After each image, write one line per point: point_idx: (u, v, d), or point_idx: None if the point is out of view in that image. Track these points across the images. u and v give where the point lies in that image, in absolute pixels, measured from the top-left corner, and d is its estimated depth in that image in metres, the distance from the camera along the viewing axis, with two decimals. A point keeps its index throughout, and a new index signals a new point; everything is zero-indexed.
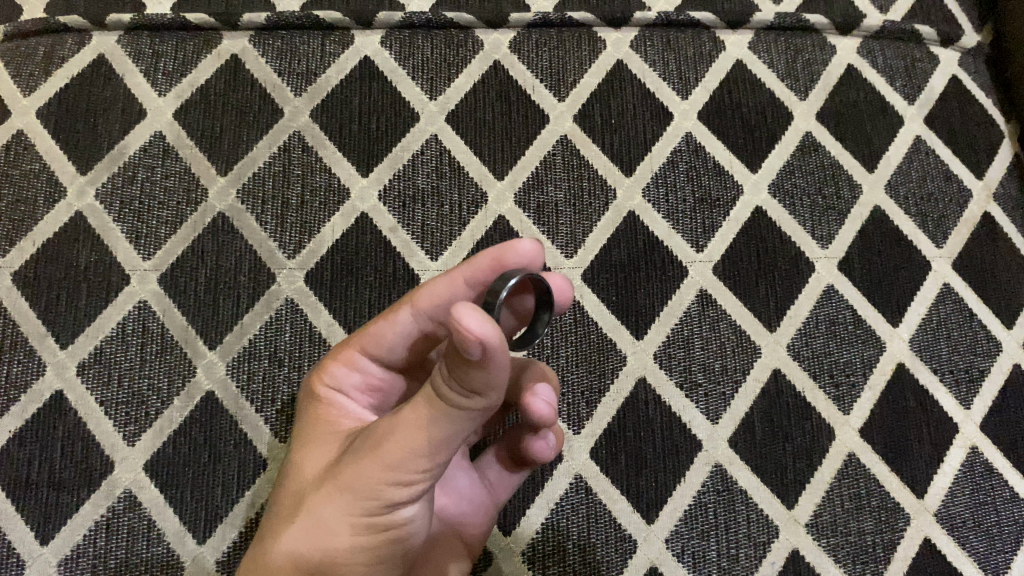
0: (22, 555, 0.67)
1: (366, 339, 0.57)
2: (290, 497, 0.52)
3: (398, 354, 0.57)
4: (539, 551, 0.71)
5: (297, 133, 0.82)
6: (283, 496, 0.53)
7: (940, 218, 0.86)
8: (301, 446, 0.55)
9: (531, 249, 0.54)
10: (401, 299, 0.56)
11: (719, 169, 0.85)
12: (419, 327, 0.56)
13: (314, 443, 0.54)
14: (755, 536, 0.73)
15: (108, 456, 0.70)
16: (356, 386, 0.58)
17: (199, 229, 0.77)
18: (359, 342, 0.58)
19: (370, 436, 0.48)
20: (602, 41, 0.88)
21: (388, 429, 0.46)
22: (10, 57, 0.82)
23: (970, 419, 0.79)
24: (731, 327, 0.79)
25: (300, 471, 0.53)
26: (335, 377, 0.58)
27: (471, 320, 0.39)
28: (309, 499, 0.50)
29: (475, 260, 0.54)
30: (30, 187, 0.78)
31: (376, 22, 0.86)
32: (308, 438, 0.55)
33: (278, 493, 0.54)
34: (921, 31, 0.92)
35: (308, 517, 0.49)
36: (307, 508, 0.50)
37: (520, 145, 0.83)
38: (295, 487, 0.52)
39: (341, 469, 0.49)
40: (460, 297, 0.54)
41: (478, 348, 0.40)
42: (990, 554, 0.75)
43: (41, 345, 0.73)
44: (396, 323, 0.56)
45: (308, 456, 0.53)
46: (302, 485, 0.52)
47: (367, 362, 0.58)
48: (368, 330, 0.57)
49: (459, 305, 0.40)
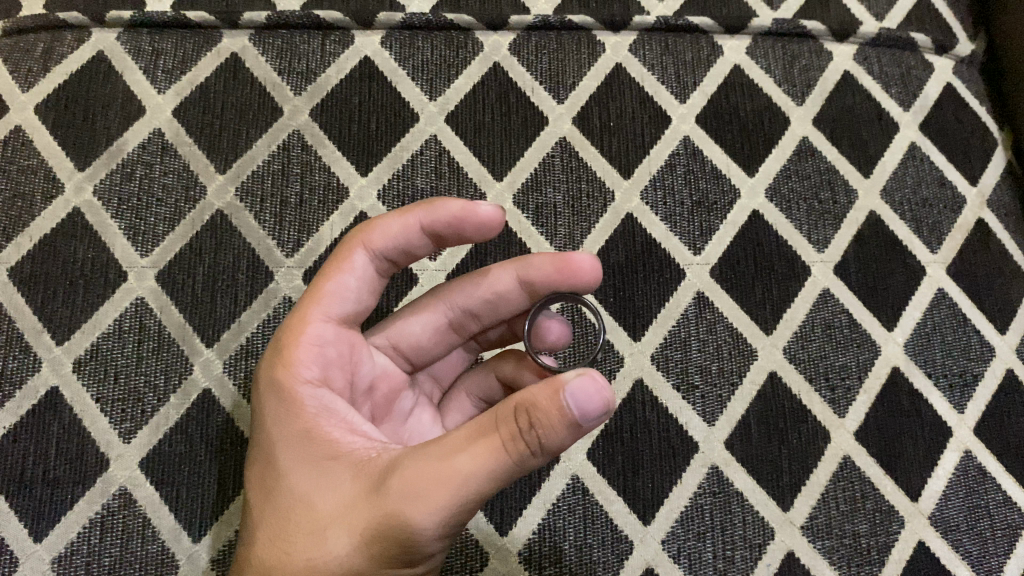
0: (15, 552, 0.67)
1: (328, 298, 0.55)
2: (293, 529, 0.48)
3: (361, 308, 0.57)
4: (535, 551, 0.71)
5: (297, 131, 0.82)
6: (281, 527, 0.48)
7: (935, 224, 0.87)
8: (286, 464, 0.49)
9: (491, 210, 0.58)
10: (354, 241, 0.56)
11: (716, 173, 0.85)
12: (374, 266, 0.57)
13: (303, 462, 0.49)
14: (751, 538, 0.73)
15: (103, 453, 0.69)
16: (333, 368, 0.54)
17: (198, 226, 0.77)
18: (320, 307, 0.54)
19: (399, 475, 0.45)
20: (601, 44, 0.89)
21: (430, 474, 0.44)
22: (9, 53, 0.82)
23: (964, 423, 0.79)
24: (728, 330, 0.79)
25: (298, 497, 0.48)
26: (310, 365, 0.52)
27: (602, 384, 0.46)
28: (326, 537, 0.46)
29: (432, 212, 0.57)
30: (28, 183, 0.77)
31: (376, 22, 0.86)
32: (295, 455, 0.49)
33: (269, 518, 0.49)
34: (915, 39, 0.93)
35: (328, 557, 0.46)
36: (324, 546, 0.46)
37: (519, 145, 0.83)
38: (297, 516, 0.48)
39: (368, 508, 0.45)
40: (414, 239, 0.57)
41: (598, 413, 0.46)
42: (984, 557, 0.75)
43: (37, 341, 0.72)
44: (357, 268, 0.56)
45: (306, 483, 0.48)
46: (306, 516, 0.47)
47: (336, 338, 0.55)
48: (328, 287, 0.55)
49: (591, 373, 0.46)
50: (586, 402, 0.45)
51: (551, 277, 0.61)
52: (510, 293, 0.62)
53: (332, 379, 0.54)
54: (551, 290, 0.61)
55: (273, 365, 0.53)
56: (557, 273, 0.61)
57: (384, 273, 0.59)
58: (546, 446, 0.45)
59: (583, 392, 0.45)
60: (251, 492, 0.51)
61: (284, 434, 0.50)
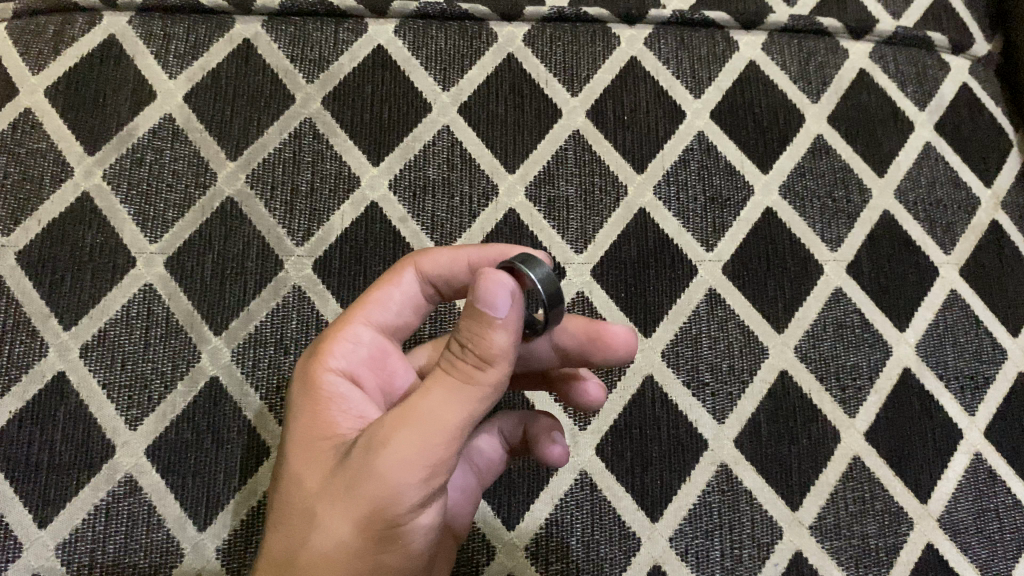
0: (19, 537, 0.66)
1: (373, 305, 0.56)
2: (294, 503, 0.47)
3: (401, 322, 0.58)
4: (542, 547, 0.70)
5: (308, 119, 0.81)
6: (286, 503, 0.48)
7: (948, 225, 0.86)
8: (290, 439, 0.50)
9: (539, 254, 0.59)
10: (406, 262, 0.57)
11: (730, 169, 0.84)
12: (422, 291, 0.58)
13: (295, 443, 0.49)
14: (759, 537, 0.73)
15: (110, 440, 0.69)
16: (360, 365, 0.54)
17: (208, 214, 0.77)
18: (363, 310, 0.56)
19: (368, 435, 0.45)
20: (616, 37, 0.88)
21: (396, 433, 0.44)
22: (19, 34, 0.81)
23: (974, 425, 0.79)
24: (740, 327, 0.79)
25: (290, 482, 0.48)
26: (339, 356, 0.53)
27: (505, 283, 0.42)
28: (321, 501, 0.46)
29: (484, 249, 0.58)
30: (38, 166, 0.77)
31: (390, 11, 0.85)
32: (301, 429, 0.50)
33: (277, 499, 0.48)
34: (933, 38, 0.92)
35: (326, 518, 0.45)
36: (316, 519, 0.46)
37: (532, 138, 0.83)
38: (292, 499, 0.47)
39: (353, 466, 0.45)
40: (460, 276, 0.57)
41: (506, 301, 0.43)
42: (992, 560, 0.75)
43: (44, 325, 0.72)
44: (404, 285, 0.57)
45: (308, 454, 0.48)
46: (295, 502, 0.47)
47: (367, 334, 0.55)
48: (374, 295, 0.57)
49: (495, 280, 0.42)
50: (490, 300, 0.43)
51: (580, 344, 0.59)
52: (539, 354, 0.61)
53: (359, 374, 0.53)
54: (582, 357, 0.60)
55: (305, 356, 0.54)
56: (588, 342, 0.59)
57: (431, 301, 0.59)
58: (481, 354, 0.44)
59: (490, 290, 0.42)
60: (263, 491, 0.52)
61: (295, 412, 0.51)
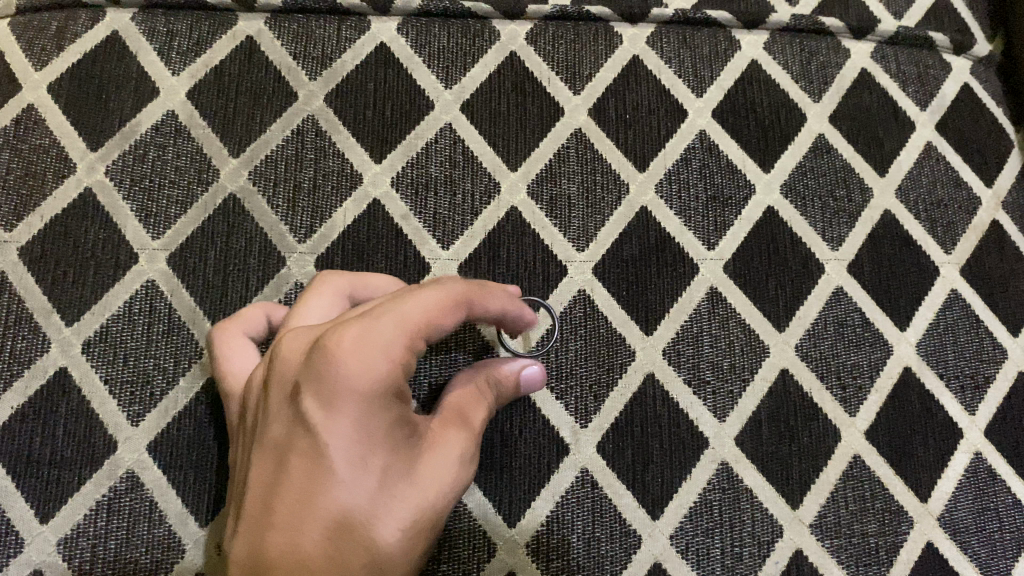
0: (21, 533, 0.66)
1: (436, 332, 0.49)
2: (384, 508, 0.47)
3: None
4: (543, 544, 0.70)
5: (311, 116, 0.81)
6: (375, 507, 0.47)
7: (949, 225, 0.86)
8: (376, 443, 0.46)
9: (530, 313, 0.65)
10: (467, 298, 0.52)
11: (732, 168, 0.85)
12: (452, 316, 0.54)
13: (380, 447, 0.47)
14: (759, 536, 0.73)
15: (111, 435, 0.69)
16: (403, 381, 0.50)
17: (210, 210, 0.77)
18: (428, 331, 0.48)
19: (446, 449, 0.53)
20: (618, 35, 0.88)
21: (462, 451, 0.55)
22: (22, 30, 0.81)
23: (975, 425, 0.79)
24: (740, 326, 0.79)
25: (379, 488, 0.47)
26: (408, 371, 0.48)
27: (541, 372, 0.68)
28: (416, 506, 0.49)
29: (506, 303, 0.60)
30: (40, 162, 0.77)
31: (392, 9, 0.86)
32: (388, 435, 0.47)
33: (359, 503, 0.46)
34: (934, 38, 0.92)
35: (418, 520, 0.49)
36: (411, 522, 0.49)
37: (534, 136, 0.83)
38: (381, 504, 0.47)
39: (442, 477, 0.52)
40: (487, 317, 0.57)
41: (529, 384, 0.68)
42: (992, 559, 0.75)
43: (46, 321, 0.72)
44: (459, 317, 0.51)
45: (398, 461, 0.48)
46: (383, 507, 0.47)
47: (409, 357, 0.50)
48: (442, 320, 0.49)
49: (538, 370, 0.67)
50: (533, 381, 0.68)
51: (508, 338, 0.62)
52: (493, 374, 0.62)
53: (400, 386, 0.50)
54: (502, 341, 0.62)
55: (382, 357, 0.45)
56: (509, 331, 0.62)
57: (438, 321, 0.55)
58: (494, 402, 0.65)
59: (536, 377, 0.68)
60: (305, 493, 0.45)
61: (379, 419, 0.46)
